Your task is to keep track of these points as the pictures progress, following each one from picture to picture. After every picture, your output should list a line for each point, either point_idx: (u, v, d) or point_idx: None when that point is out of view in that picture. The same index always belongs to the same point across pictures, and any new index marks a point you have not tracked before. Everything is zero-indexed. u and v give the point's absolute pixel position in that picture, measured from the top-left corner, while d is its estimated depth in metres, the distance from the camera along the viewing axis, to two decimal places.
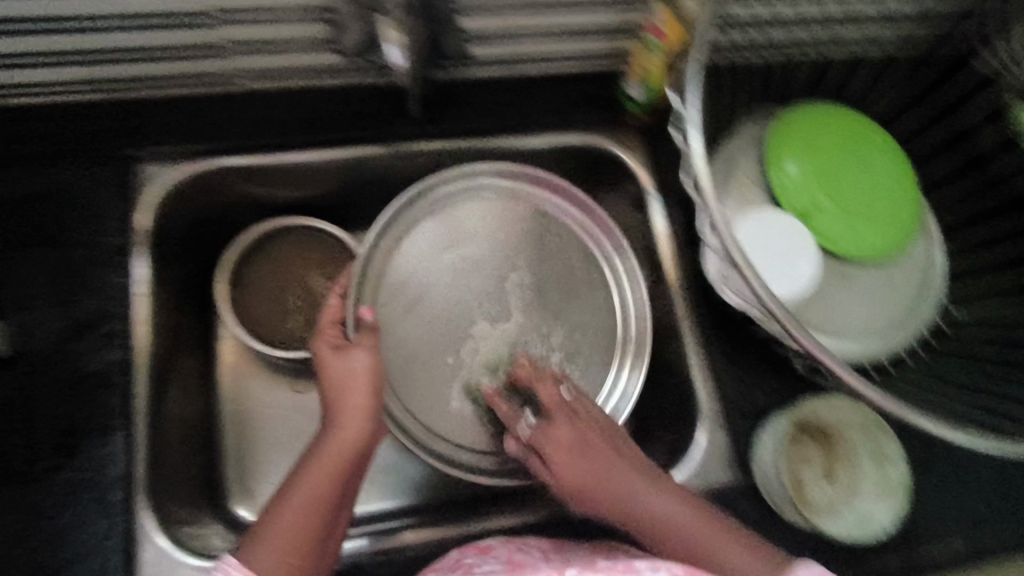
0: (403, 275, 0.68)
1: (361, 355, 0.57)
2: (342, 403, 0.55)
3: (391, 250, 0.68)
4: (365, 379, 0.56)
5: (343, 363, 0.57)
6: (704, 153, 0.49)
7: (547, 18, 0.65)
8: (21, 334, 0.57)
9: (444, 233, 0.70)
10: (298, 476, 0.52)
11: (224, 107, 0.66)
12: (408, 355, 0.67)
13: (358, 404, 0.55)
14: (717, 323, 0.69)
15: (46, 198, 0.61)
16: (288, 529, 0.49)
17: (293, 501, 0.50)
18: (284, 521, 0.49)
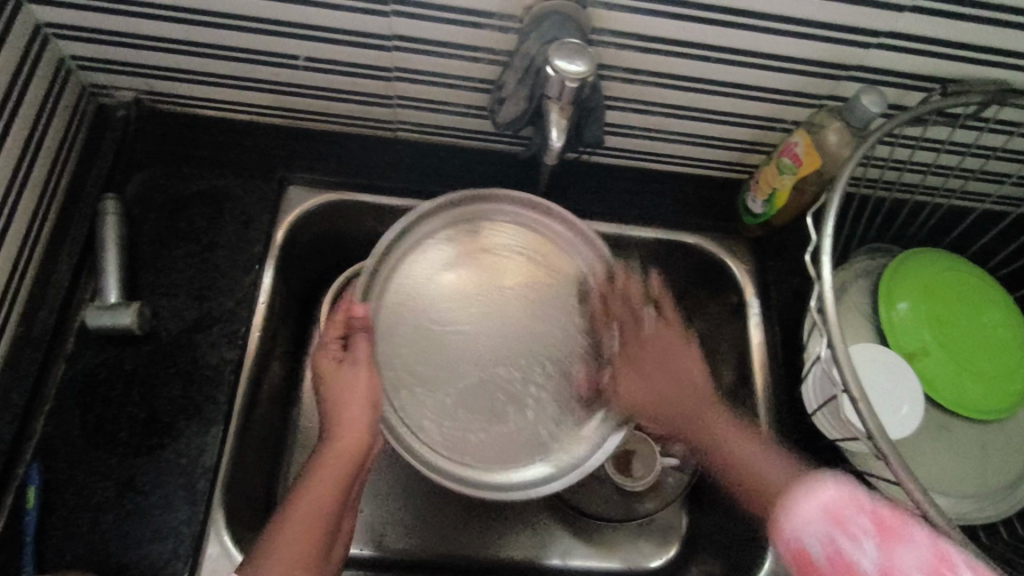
0: (415, 286, 0.66)
1: (359, 363, 0.58)
2: (336, 415, 0.56)
3: (398, 260, 0.66)
4: (360, 392, 0.57)
5: (340, 372, 0.58)
6: (831, 280, 0.51)
7: (686, 123, 0.69)
8: (156, 315, 0.62)
9: (450, 244, 0.68)
10: (300, 489, 0.53)
11: (374, 150, 0.73)
12: (441, 353, 0.65)
13: (360, 419, 0.56)
14: (799, 446, 0.68)
15: (205, 200, 0.68)
16: (296, 525, 0.51)
17: (292, 518, 0.52)
18: (291, 517, 0.52)
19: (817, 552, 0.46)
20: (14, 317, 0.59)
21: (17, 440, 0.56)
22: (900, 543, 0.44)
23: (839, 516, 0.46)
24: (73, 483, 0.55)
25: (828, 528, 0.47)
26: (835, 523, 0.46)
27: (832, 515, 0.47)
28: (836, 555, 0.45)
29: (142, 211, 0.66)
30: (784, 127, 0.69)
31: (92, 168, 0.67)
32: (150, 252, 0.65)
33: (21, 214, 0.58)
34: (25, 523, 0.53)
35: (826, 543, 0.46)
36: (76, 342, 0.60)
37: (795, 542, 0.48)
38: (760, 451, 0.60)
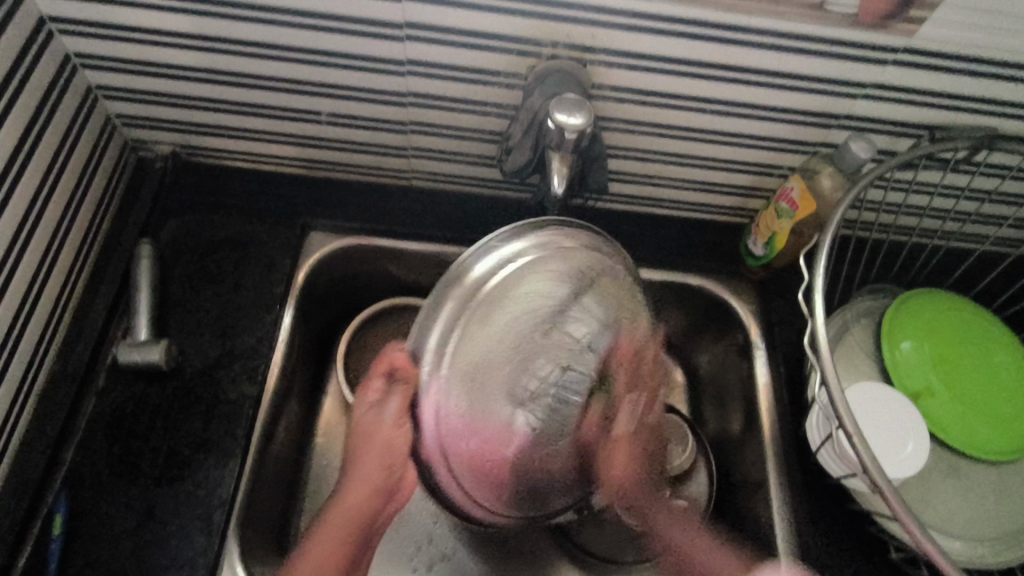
0: None
1: (383, 410, 0.58)
2: (356, 475, 0.60)
3: None
4: (381, 449, 0.59)
5: (375, 419, 0.59)
6: (823, 318, 0.52)
7: (686, 170, 0.72)
8: (182, 352, 0.66)
9: None
10: (323, 518, 0.59)
11: (392, 198, 0.78)
12: None
13: (377, 477, 0.60)
14: (808, 487, 0.68)
15: (232, 245, 0.72)
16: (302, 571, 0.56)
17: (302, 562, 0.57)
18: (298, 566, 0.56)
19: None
20: (52, 353, 0.63)
21: (47, 471, 0.59)
22: None
23: None
24: (97, 512, 0.58)
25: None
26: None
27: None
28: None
29: (173, 255, 0.71)
30: (782, 173, 0.72)
31: (130, 216, 0.72)
32: (179, 293, 0.69)
33: (64, 257, 0.63)
34: (50, 551, 0.55)
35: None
36: (106, 378, 0.63)
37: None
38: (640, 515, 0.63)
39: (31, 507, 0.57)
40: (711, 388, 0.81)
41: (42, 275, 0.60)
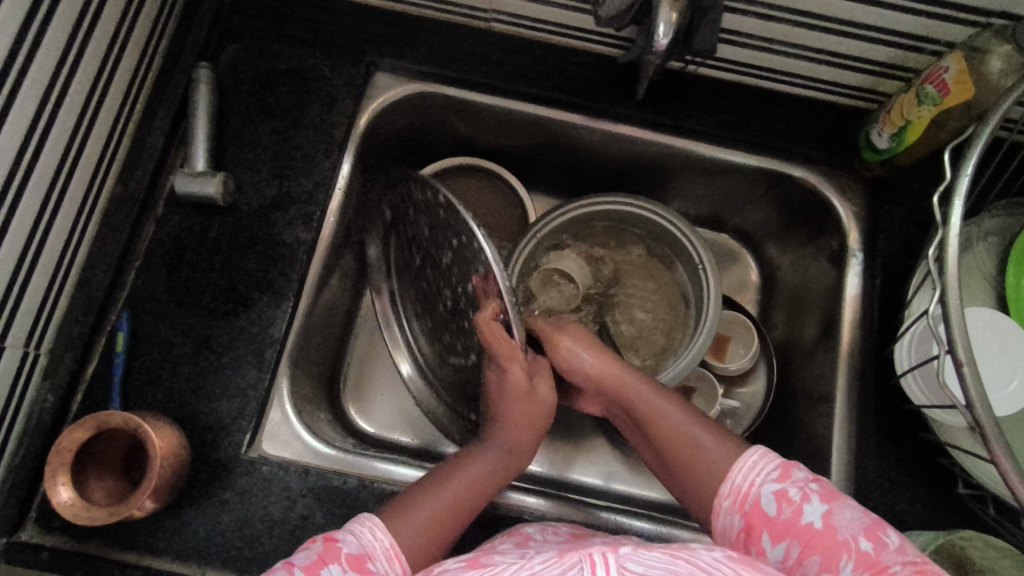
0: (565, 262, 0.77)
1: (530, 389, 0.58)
2: (507, 431, 0.59)
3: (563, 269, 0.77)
4: (528, 415, 0.59)
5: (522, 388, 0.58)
6: (959, 228, 0.44)
7: (816, 35, 0.60)
8: (240, 189, 0.63)
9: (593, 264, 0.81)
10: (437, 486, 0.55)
11: (469, 40, 0.69)
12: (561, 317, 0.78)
13: (529, 445, 0.60)
14: (879, 410, 0.63)
15: (294, 77, 0.67)
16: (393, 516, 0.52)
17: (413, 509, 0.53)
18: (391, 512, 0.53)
19: (772, 510, 0.49)
20: (113, 174, 0.62)
21: (111, 290, 0.60)
22: (842, 505, 0.48)
23: (787, 473, 0.51)
24: (157, 335, 0.59)
25: (780, 483, 0.50)
26: (784, 474, 0.51)
27: (779, 471, 0.51)
28: (783, 505, 0.49)
29: (233, 83, 0.66)
30: (937, 49, 0.59)
31: (189, 35, 0.67)
32: (238, 125, 0.65)
33: (122, 73, 0.60)
34: (114, 364, 0.57)
35: (774, 493, 0.50)
36: (164, 206, 0.63)
37: (739, 487, 0.52)
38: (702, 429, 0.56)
39: (97, 321, 0.59)
40: (790, 293, 0.78)
41: (101, 89, 0.57)
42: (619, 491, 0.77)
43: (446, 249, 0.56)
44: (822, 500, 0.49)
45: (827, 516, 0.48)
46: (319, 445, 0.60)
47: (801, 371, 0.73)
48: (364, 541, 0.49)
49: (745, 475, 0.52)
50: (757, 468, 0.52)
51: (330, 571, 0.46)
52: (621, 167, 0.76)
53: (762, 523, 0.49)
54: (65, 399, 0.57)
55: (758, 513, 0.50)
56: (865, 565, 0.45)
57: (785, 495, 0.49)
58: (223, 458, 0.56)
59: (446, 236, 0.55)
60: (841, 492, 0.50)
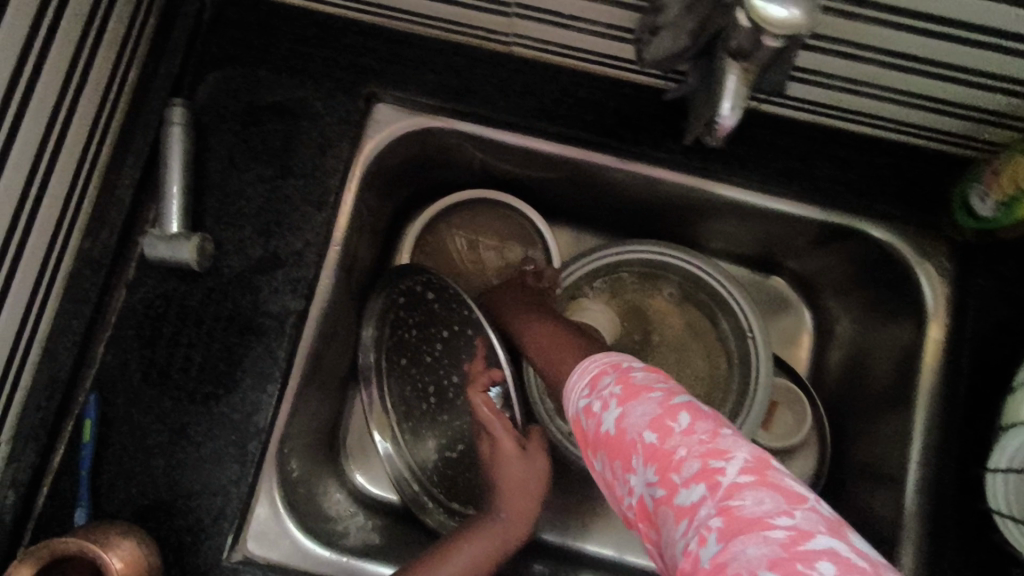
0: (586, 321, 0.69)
1: (527, 463, 0.56)
2: (504, 499, 0.55)
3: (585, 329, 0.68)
4: (518, 473, 0.55)
5: (515, 465, 0.55)
6: None
7: (918, 79, 0.49)
8: (220, 248, 0.55)
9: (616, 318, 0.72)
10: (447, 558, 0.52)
11: (485, 65, 0.59)
12: None
13: (529, 507, 0.56)
14: (956, 520, 0.54)
15: (281, 112, 0.57)
16: None
17: None
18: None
19: (583, 426, 0.43)
20: (77, 232, 0.54)
21: (76, 368, 0.53)
22: (637, 399, 0.40)
23: (597, 382, 0.44)
24: (129, 421, 0.52)
25: (587, 397, 0.44)
26: (591, 386, 0.44)
27: (591, 381, 0.44)
28: (589, 416, 0.43)
29: (213, 122, 0.57)
30: None
31: (161, 64, 0.58)
32: (218, 172, 0.56)
33: (78, 121, 0.51)
34: (81, 457, 0.51)
35: (583, 410, 0.44)
36: (136, 269, 0.54)
37: (571, 412, 0.45)
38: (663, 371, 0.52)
39: (62, 405, 0.52)
40: (849, 355, 0.68)
41: (52, 142, 0.49)
42: (646, 568, 0.70)
43: (437, 339, 0.63)
44: (621, 404, 0.41)
45: (619, 420, 0.40)
46: (311, 544, 0.54)
47: (860, 451, 0.64)
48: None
49: (571, 395, 0.46)
50: (577, 384, 0.46)
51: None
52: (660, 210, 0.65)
53: (583, 442, 0.43)
54: (29, 495, 0.51)
55: (579, 433, 0.44)
56: (654, 458, 0.37)
57: (590, 411, 0.43)
58: (203, 564, 0.50)
59: (437, 330, 0.62)
60: (643, 380, 0.41)
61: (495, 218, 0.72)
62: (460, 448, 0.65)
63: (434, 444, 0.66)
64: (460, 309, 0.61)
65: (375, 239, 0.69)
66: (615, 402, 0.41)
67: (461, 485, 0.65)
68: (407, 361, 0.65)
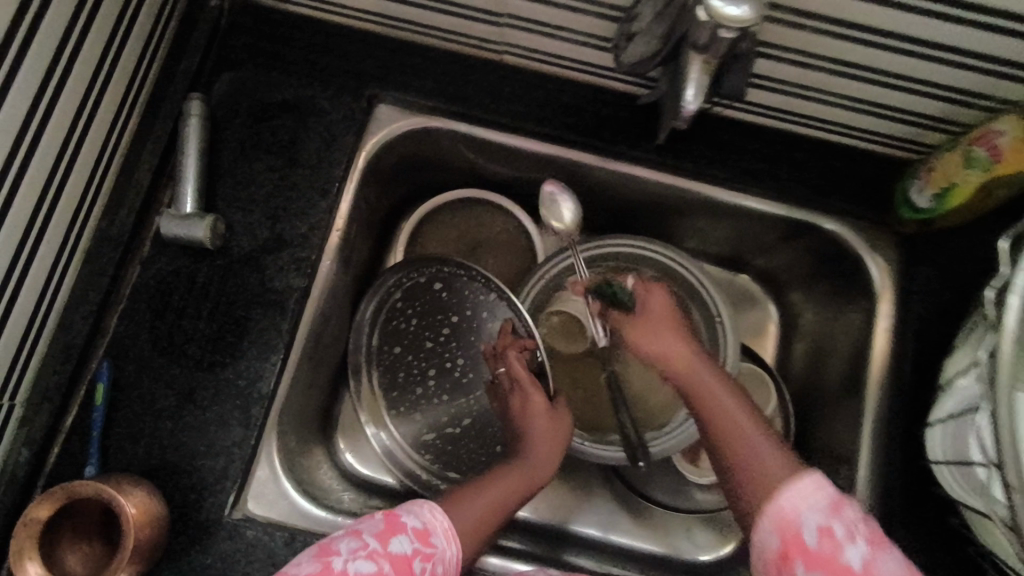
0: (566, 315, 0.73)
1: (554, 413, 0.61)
2: (534, 442, 0.60)
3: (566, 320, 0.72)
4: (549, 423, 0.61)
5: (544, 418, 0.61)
6: (1015, 330, 0.39)
7: (855, 84, 0.55)
8: (230, 230, 0.60)
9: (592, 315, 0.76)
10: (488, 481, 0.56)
11: (478, 72, 0.65)
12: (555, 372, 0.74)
13: (552, 459, 0.60)
14: (902, 487, 0.59)
15: (290, 109, 0.63)
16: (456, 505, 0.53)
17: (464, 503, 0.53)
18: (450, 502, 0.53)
19: (812, 541, 0.42)
20: (97, 212, 0.58)
21: (91, 337, 0.57)
22: (886, 549, 0.42)
23: (837, 506, 0.43)
24: (139, 386, 0.56)
25: (827, 517, 0.43)
26: (833, 509, 0.43)
27: (830, 501, 0.44)
28: (827, 540, 0.42)
29: (226, 116, 0.62)
30: (987, 105, 0.54)
31: (180, 63, 0.63)
32: (230, 161, 0.61)
33: (105, 109, 0.56)
34: (94, 419, 0.55)
35: (819, 526, 0.42)
36: (151, 247, 0.59)
37: (784, 510, 0.44)
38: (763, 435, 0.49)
39: (76, 370, 0.56)
40: (812, 343, 0.73)
41: (81, 127, 0.53)
42: (623, 546, 0.74)
43: (443, 325, 0.70)
44: (867, 543, 0.42)
45: (869, 563, 0.41)
46: (306, 504, 0.58)
47: (821, 430, 0.69)
48: (425, 516, 0.49)
49: (792, 498, 0.44)
50: (802, 495, 0.44)
51: (399, 540, 0.46)
52: (636, 207, 0.71)
53: (796, 560, 0.42)
54: (41, 454, 0.54)
55: (796, 542, 0.43)
56: None
57: (828, 532, 0.42)
58: (206, 520, 0.54)
59: (445, 315, 0.69)
60: (883, 531, 0.43)
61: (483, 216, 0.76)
62: (465, 423, 0.70)
63: (430, 424, 0.70)
64: (473, 295, 0.69)
65: (372, 231, 0.73)
66: (868, 548, 0.42)
67: (452, 461, 0.69)
68: (401, 349, 0.69)
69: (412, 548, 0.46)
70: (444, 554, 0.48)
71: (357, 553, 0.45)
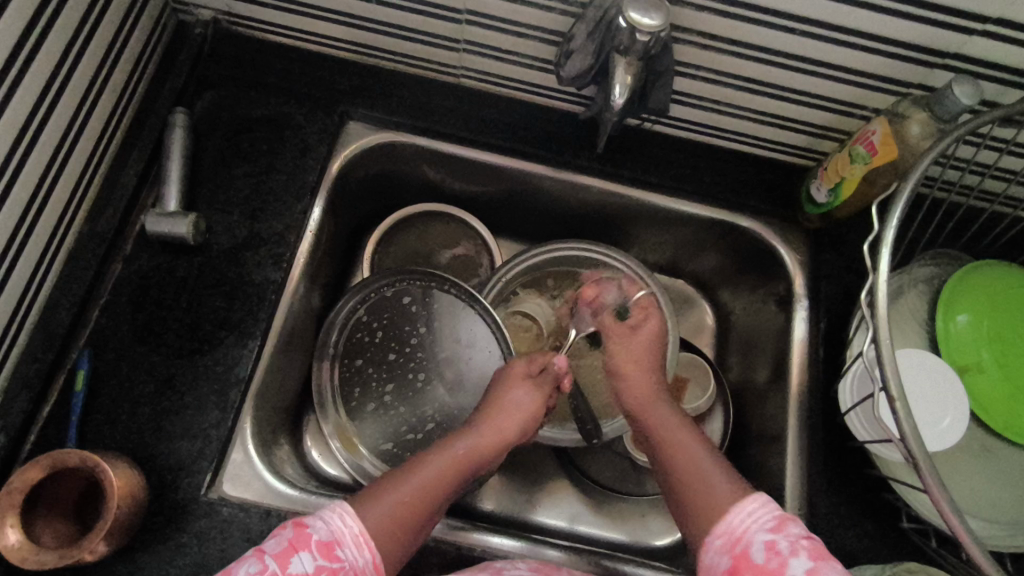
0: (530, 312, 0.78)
1: (522, 401, 0.63)
2: (487, 424, 0.62)
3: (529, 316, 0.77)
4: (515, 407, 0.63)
5: (522, 396, 0.63)
6: (887, 274, 0.49)
7: (757, 99, 0.66)
8: (211, 229, 0.64)
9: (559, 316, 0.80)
10: (424, 464, 0.57)
11: (441, 95, 0.73)
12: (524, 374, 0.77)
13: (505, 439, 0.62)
14: (826, 447, 0.66)
15: (269, 125, 0.69)
16: (375, 506, 0.52)
17: (381, 504, 0.52)
18: (372, 499, 0.53)
19: (760, 557, 0.49)
20: (82, 213, 0.62)
21: (73, 327, 0.60)
22: (828, 564, 0.47)
23: (781, 526, 0.50)
24: (119, 373, 0.59)
25: (772, 533, 0.50)
26: (778, 525, 0.50)
27: (776, 521, 0.51)
28: (772, 554, 0.49)
29: (208, 129, 0.68)
30: (864, 115, 0.65)
31: (166, 82, 0.69)
32: (211, 169, 0.67)
33: (97, 118, 0.61)
34: (73, 403, 0.57)
35: (765, 543, 0.50)
36: (134, 245, 0.63)
37: (734, 528, 0.52)
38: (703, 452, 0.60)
39: (57, 358, 0.58)
40: (741, 336, 0.81)
41: (77, 131, 0.58)
42: (581, 533, 0.78)
43: (410, 335, 0.72)
44: (810, 557, 0.48)
45: (811, 572, 0.47)
46: (281, 484, 0.59)
47: (754, 410, 0.76)
48: (334, 526, 0.49)
49: (739, 515, 0.53)
50: (751, 515, 0.52)
51: (301, 559, 0.46)
52: (582, 216, 0.79)
53: (744, 566, 0.49)
54: (18, 438, 0.56)
55: (746, 556, 0.50)
56: None
57: (772, 546, 0.49)
58: (182, 499, 0.56)
59: (414, 325, 0.72)
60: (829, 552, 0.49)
61: (443, 230, 0.82)
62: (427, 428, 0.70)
63: (390, 434, 0.70)
64: (442, 304, 0.72)
65: (341, 242, 0.79)
66: (808, 558, 0.47)
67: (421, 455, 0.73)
68: (365, 359, 0.71)
69: (314, 566, 0.46)
70: (352, 564, 0.48)
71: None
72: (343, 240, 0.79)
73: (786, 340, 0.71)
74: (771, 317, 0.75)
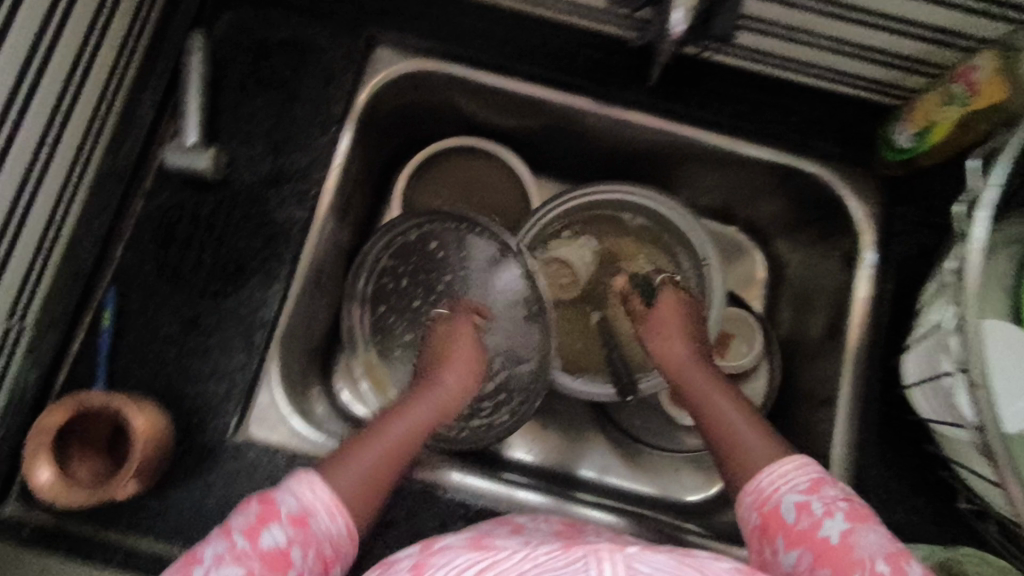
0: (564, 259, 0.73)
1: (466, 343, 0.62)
2: (439, 377, 0.60)
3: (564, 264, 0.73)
4: (462, 373, 0.61)
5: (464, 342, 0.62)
6: (980, 243, 0.42)
7: (840, 25, 0.57)
8: (234, 164, 0.61)
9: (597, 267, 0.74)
10: (388, 426, 0.55)
11: (477, 17, 0.66)
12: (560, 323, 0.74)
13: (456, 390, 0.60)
14: (880, 417, 0.62)
15: (291, 51, 0.64)
16: (344, 473, 0.50)
17: (346, 470, 0.50)
18: (335, 469, 0.50)
19: (790, 518, 0.46)
20: (102, 145, 0.60)
21: (98, 265, 0.59)
22: (867, 526, 0.44)
23: (816, 488, 0.47)
24: (144, 312, 0.58)
25: (804, 494, 0.47)
26: (812, 488, 0.47)
27: (809, 483, 0.48)
28: (803, 516, 0.46)
29: (228, 54, 0.64)
30: (965, 46, 0.57)
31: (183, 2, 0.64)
32: (231, 98, 0.63)
33: (110, 43, 0.57)
34: (101, 341, 0.56)
35: (796, 503, 0.47)
36: (155, 180, 0.60)
37: (763, 490, 0.49)
38: (725, 405, 0.58)
39: (84, 295, 0.58)
40: (795, 292, 0.75)
41: (90, 57, 0.55)
42: (609, 484, 0.76)
43: (437, 281, 0.68)
44: (846, 518, 0.45)
45: (847, 533, 0.44)
46: (308, 430, 0.59)
47: (803, 372, 0.71)
48: (303, 497, 0.46)
49: (772, 478, 0.49)
50: (784, 477, 0.49)
51: (271, 533, 0.44)
52: (629, 156, 0.73)
53: (776, 529, 0.46)
54: (50, 374, 0.56)
55: (776, 517, 0.47)
56: None
57: (806, 509, 0.46)
58: (210, 441, 0.56)
59: (438, 275, 0.68)
60: (867, 512, 0.46)
61: (477, 167, 0.77)
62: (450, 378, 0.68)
63: None
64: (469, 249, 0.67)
65: (371, 178, 0.75)
66: (846, 522, 0.44)
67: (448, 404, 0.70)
68: (393, 303, 0.69)
69: (286, 538, 0.44)
70: (326, 534, 0.46)
71: (223, 559, 0.42)
72: (372, 176, 0.74)
73: (846, 300, 0.65)
74: (832, 272, 0.69)
